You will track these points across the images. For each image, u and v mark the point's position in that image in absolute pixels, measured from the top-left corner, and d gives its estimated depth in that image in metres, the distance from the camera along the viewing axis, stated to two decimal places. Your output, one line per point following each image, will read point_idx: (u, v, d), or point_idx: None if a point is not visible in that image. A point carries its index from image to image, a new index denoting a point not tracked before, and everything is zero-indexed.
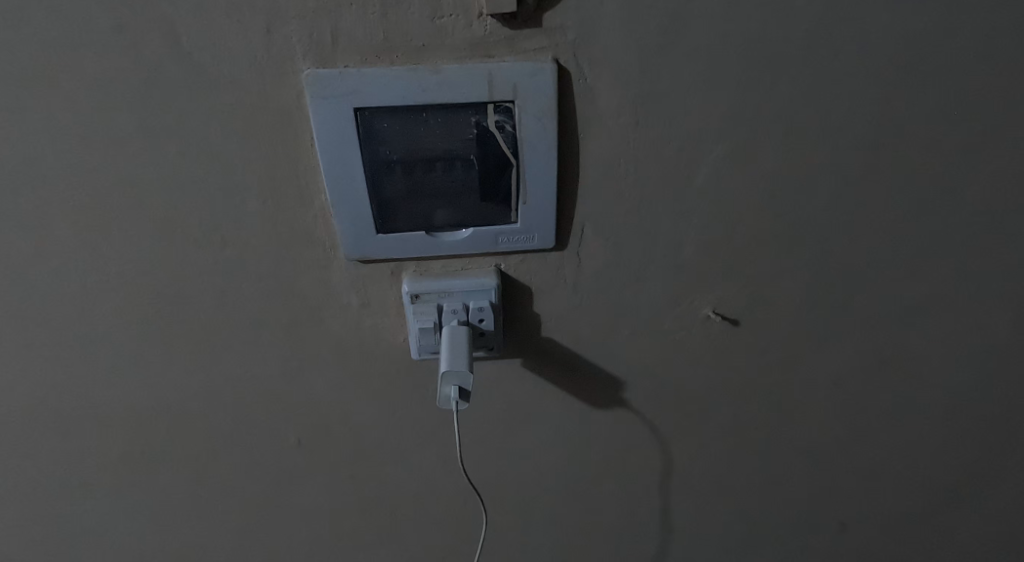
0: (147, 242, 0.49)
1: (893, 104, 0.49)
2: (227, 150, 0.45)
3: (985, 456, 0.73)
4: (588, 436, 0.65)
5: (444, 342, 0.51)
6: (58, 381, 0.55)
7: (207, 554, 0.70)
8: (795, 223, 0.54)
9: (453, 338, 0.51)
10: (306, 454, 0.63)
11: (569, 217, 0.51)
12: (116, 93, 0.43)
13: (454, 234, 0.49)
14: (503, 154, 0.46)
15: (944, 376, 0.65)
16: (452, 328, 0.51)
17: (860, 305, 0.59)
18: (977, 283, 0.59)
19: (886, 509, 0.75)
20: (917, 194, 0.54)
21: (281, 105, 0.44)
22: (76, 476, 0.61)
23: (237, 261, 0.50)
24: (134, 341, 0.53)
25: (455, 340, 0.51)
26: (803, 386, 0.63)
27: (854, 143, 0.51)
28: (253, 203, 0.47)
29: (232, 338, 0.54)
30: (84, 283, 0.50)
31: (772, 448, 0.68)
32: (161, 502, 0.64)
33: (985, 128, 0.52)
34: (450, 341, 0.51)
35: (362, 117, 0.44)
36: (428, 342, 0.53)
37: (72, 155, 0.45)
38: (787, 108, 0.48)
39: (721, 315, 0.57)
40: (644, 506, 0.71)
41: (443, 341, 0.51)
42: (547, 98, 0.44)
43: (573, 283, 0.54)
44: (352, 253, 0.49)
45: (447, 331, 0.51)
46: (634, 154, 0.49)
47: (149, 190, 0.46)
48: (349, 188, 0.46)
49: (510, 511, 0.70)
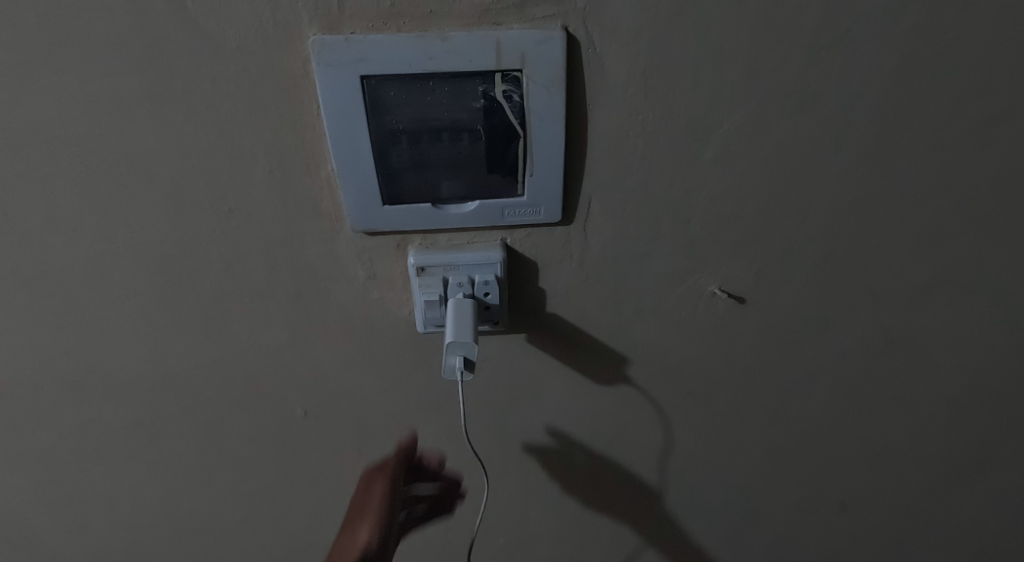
0: (155, 209, 0.49)
1: (912, 76, 0.47)
2: (233, 117, 0.45)
3: (993, 441, 0.71)
4: (591, 412, 0.65)
5: (448, 314, 0.51)
6: (72, 345, 0.56)
7: (218, 518, 0.71)
8: (810, 202, 0.52)
9: (458, 310, 0.51)
10: (313, 423, 0.64)
11: (577, 190, 0.50)
12: (120, 59, 0.43)
13: (460, 207, 0.49)
14: (510, 125, 0.45)
15: (959, 363, 0.64)
16: (458, 300, 0.51)
17: (874, 288, 0.58)
18: (999, 267, 0.58)
19: (889, 491, 0.74)
20: (933, 171, 0.52)
21: (286, 72, 0.44)
22: (91, 437, 0.63)
23: (243, 230, 0.50)
24: (145, 308, 0.54)
25: (459, 312, 0.51)
26: (811, 369, 0.63)
27: (875, 119, 0.49)
28: (260, 172, 0.48)
29: (241, 307, 0.55)
30: (95, 249, 0.51)
31: (774, 427, 0.67)
32: (174, 466, 0.66)
33: (1009, 102, 0.49)
34: (454, 312, 0.51)
35: (368, 86, 0.43)
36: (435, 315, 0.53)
37: (82, 119, 0.45)
38: (805, 80, 0.47)
39: (727, 292, 0.57)
40: (646, 484, 0.72)
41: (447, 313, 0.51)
42: (555, 68, 0.43)
43: (578, 257, 0.53)
44: (357, 224, 0.49)
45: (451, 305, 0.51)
46: (645, 127, 0.47)
47: (156, 156, 0.47)
48: (355, 158, 0.46)
49: (511, 484, 0.71)
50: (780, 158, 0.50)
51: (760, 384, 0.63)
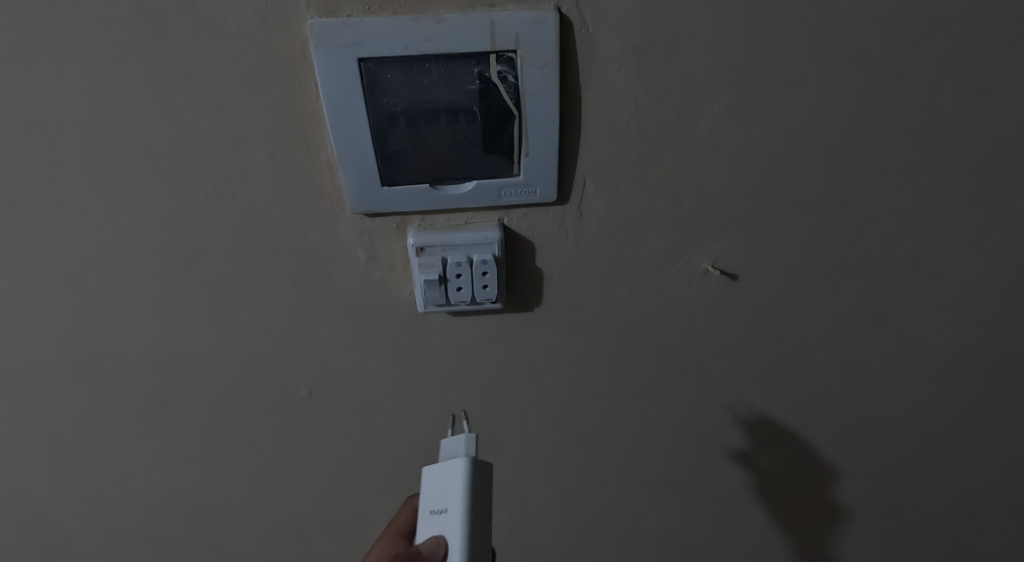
0: (160, 193, 0.50)
1: (898, 53, 0.48)
2: (235, 101, 0.46)
3: (978, 411, 0.72)
4: (588, 389, 0.66)
5: (460, 475, 0.49)
6: (82, 327, 0.57)
7: (227, 497, 0.73)
8: (800, 179, 0.53)
9: (455, 472, 0.50)
10: (318, 403, 0.65)
11: (572, 170, 0.51)
12: (121, 45, 0.44)
13: (458, 187, 0.50)
14: (505, 106, 0.46)
15: (948, 336, 0.65)
16: (469, 460, 0.50)
17: (863, 265, 0.59)
18: (984, 240, 0.59)
19: (879, 462, 0.76)
20: (919, 146, 0.53)
21: (284, 55, 0.45)
22: (102, 418, 0.64)
23: (246, 213, 0.51)
24: (151, 291, 0.55)
25: (472, 497, 0.49)
26: (803, 344, 0.64)
27: (862, 96, 0.50)
28: (261, 155, 0.49)
29: (245, 289, 0.56)
30: (101, 233, 0.52)
31: (767, 401, 0.69)
32: (183, 447, 0.68)
33: (992, 78, 0.50)
34: (465, 494, 0.49)
35: (365, 68, 0.44)
36: (438, 477, 0.51)
37: (85, 105, 0.46)
38: (794, 58, 0.47)
39: (720, 269, 0.58)
40: (644, 460, 0.73)
41: (455, 474, 0.49)
42: (549, 49, 0.44)
43: (574, 236, 0.54)
44: (358, 206, 0.50)
45: (461, 462, 0.50)
46: (638, 107, 0.48)
47: (159, 140, 0.48)
48: (354, 140, 0.47)
49: (512, 461, 0.72)
50: (770, 136, 0.51)
51: (754, 359, 0.65)
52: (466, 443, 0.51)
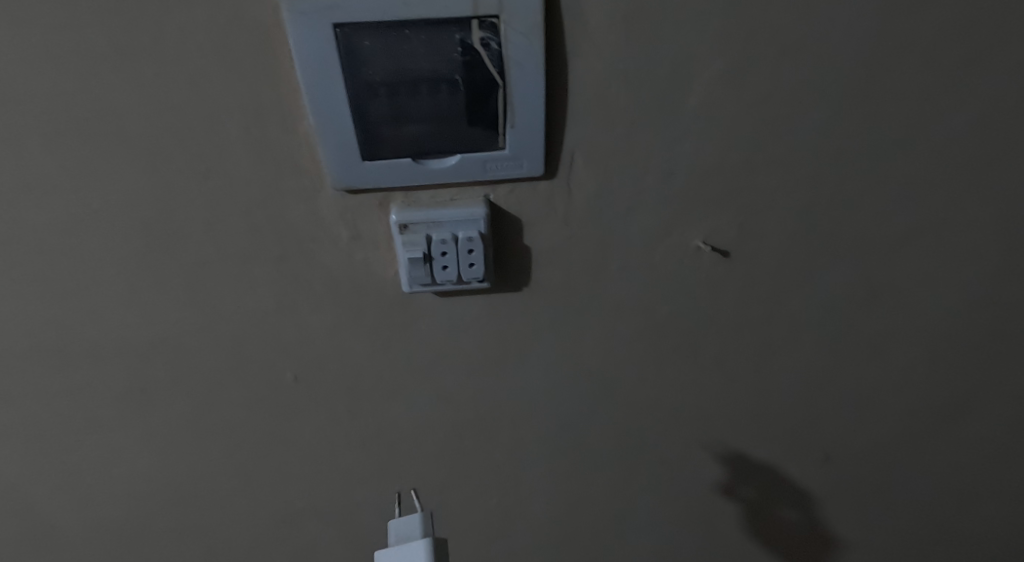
0: (131, 170, 0.48)
1: (893, 19, 0.47)
2: (206, 71, 0.44)
3: (971, 387, 0.71)
4: (579, 371, 0.65)
5: (421, 554, 0.51)
6: (57, 312, 0.56)
7: (214, 486, 0.72)
8: (793, 152, 0.52)
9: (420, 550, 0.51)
10: (304, 388, 0.64)
11: (560, 143, 0.49)
12: (83, 12, 0.42)
13: (442, 161, 0.48)
14: (488, 75, 0.44)
15: (943, 312, 0.64)
16: (429, 540, 0.52)
17: (857, 240, 0.58)
18: (978, 213, 0.58)
19: (872, 440, 0.75)
20: (914, 116, 0.51)
21: (257, 22, 0.43)
22: (81, 407, 0.63)
23: (222, 191, 0.50)
24: (127, 273, 0.54)
25: None
26: (796, 322, 0.63)
27: (856, 65, 0.48)
28: (236, 129, 0.47)
29: (225, 271, 0.54)
30: (72, 213, 0.50)
31: (760, 381, 0.68)
32: (167, 434, 0.66)
33: (987, 44, 0.49)
34: None
35: (341, 35, 0.42)
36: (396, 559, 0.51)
37: (49, 77, 0.44)
38: (787, 24, 0.46)
39: (712, 246, 0.56)
40: (637, 442, 0.72)
41: (415, 556, 0.51)
42: (533, 14, 0.42)
43: (563, 213, 0.53)
44: (339, 182, 0.48)
45: (420, 544, 0.52)
46: (627, 76, 0.47)
47: (128, 114, 0.46)
48: (333, 112, 0.45)
49: (503, 445, 0.71)
50: (763, 107, 0.49)
51: (747, 338, 0.64)
52: (422, 523, 0.53)
